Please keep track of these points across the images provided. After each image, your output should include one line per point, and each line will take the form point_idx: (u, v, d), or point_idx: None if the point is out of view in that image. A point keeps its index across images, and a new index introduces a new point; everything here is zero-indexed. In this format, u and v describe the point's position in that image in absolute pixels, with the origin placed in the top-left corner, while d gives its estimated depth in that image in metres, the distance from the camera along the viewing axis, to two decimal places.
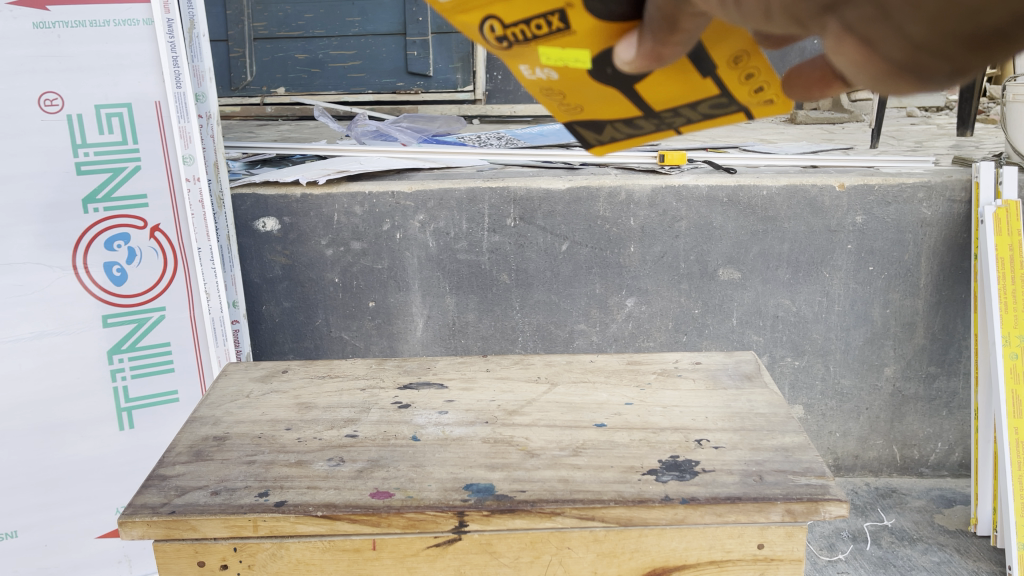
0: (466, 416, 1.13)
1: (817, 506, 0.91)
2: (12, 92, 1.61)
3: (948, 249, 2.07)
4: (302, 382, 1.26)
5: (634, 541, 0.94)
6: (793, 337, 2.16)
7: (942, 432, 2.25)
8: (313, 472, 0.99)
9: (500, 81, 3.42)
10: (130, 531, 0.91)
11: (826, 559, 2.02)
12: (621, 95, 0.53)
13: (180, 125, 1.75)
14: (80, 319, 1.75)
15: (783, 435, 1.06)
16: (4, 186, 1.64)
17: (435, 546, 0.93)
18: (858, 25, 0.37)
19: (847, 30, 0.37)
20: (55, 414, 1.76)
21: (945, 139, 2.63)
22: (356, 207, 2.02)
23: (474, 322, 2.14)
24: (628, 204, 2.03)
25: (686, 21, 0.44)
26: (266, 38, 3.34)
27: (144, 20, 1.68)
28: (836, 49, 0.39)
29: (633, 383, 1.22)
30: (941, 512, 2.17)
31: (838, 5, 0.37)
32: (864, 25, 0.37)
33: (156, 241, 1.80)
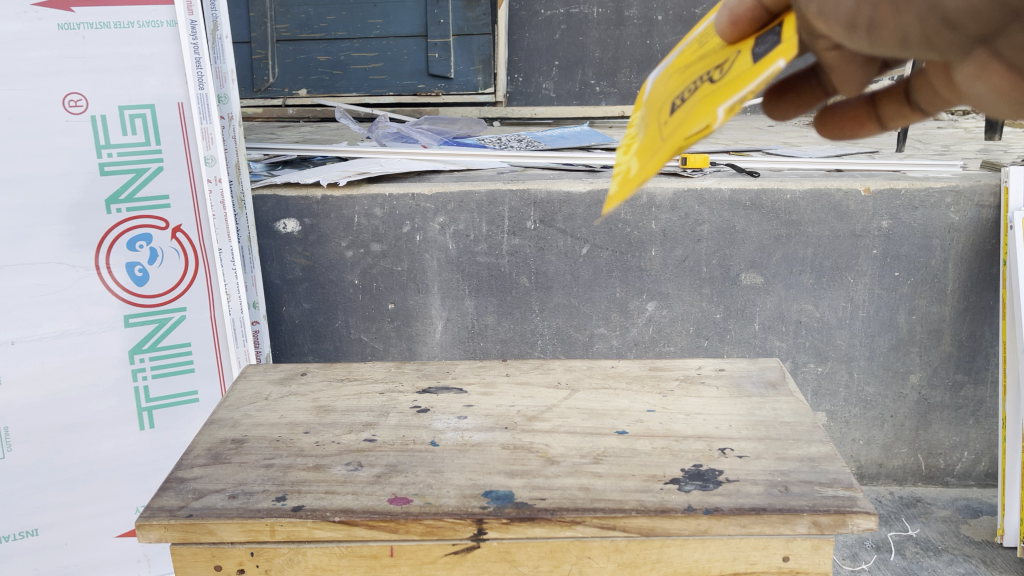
0: (485, 422, 1.11)
1: (845, 519, 0.89)
2: (38, 92, 1.62)
3: (976, 255, 2.03)
4: (321, 385, 1.26)
5: (656, 552, 0.92)
6: (815, 342, 2.13)
7: (968, 441, 2.21)
8: (331, 476, 0.98)
9: (522, 82, 3.47)
10: (147, 534, 0.90)
11: (849, 569, 1.98)
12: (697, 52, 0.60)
13: (203, 126, 1.76)
14: (103, 319, 1.76)
15: (809, 444, 1.04)
16: (29, 186, 1.65)
17: (453, 553, 0.92)
18: (1008, 51, 0.50)
19: (994, 57, 0.51)
20: (77, 413, 1.77)
21: (974, 143, 2.58)
22: (376, 209, 2.01)
23: (493, 325, 2.13)
24: (649, 207, 2.00)
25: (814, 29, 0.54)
26: (288, 40, 3.36)
27: (168, 21, 1.69)
28: (981, 73, 0.52)
29: (655, 390, 1.20)
30: (967, 523, 2.13)
31: (990, 38, 0.50)
32: (1013, 52, 0.50)
33: (178, 242, 1.80)
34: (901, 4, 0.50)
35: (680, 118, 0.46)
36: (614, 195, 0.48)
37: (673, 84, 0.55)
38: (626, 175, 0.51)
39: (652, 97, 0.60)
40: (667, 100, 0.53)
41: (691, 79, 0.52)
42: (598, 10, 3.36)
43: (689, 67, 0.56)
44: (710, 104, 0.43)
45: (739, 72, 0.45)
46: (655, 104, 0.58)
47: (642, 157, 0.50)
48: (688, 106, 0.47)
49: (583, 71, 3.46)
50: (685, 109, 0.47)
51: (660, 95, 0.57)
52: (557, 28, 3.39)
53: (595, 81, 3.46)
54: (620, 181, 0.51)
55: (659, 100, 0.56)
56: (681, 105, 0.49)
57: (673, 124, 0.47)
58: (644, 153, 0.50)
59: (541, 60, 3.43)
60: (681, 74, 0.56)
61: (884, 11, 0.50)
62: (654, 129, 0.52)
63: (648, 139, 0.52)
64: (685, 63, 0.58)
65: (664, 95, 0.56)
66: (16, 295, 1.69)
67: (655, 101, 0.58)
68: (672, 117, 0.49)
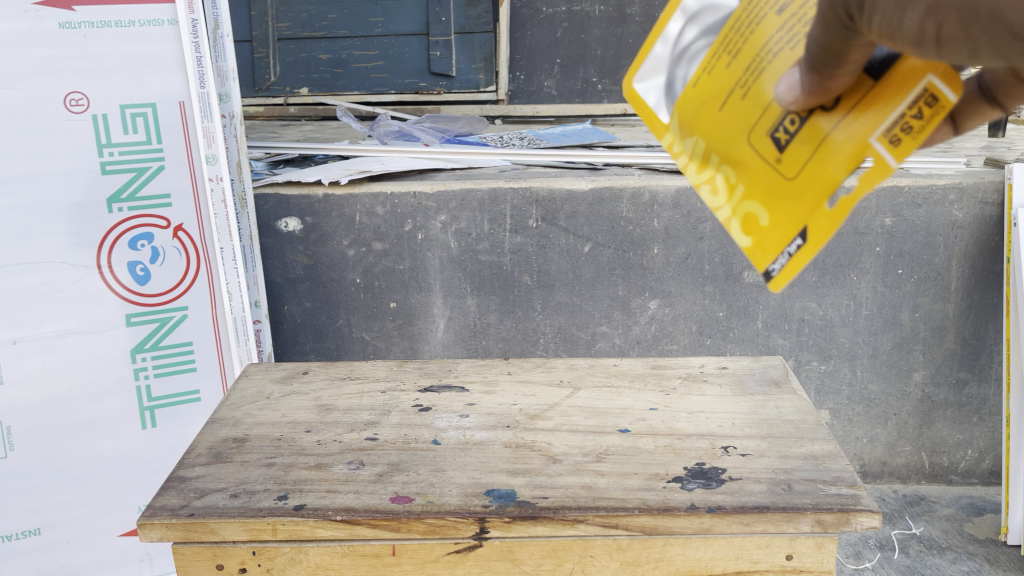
0: (487, 420, 1.11)
1: (848, 517, 0.89)
2: (38, 91, 1.62)
3: (979, 252, 2.02)
4: (323, 383, 1.25)
5: (659, 550, 0.92)
6: (819, 341, 2.12)
7: (972, 438, 2.20)
8: (332, 475, 0.98)
9: (523, 80, 3.45)
10: (149, 533, 0.90)
11: (852, 567, 1.98)
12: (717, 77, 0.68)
13: (204, 125, 1.76)
14: (104, 318, 1.76)
15: (812, 442, 1.03)
16: (29, 186, 1.65)
17: (455, 552, 0.92)
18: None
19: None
20: (79, 413, 1.76)
21: (977, 140, 2.58)
22: (378, 207, 2.01)
23: (495, 323, 2.12)
24: (651, 205, 2.00)
25: (852, 57, 0.57)
26: (290, 39, 3.35)
27: (168, 20, 1.68)
28: None
29: (658, 388, 1.20)
30: (971, 521, 2.12)
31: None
32: None
33: (180, 241, 1.80)
34: (962, 20, 0.52)
35: (821, 185, 0.60)
36: (776, 259, 0.64)
37: (738, 127, 0.66)
38: (761, 230, 0.65)
39: (699, 117, 0.70)
40: (757, 145, 0.65)
41: (777, 123, 0.63)
42: (601, 7, 3.34)
43: (742, 93, 0.66)
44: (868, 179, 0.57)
45: (844, 151, 0.59)
46: (719, 131, 0.68)
47: (775, 212, 0.64)
48: (814, 175, 0.61)
49: (586, 69, 3.44)
50: (814, 169, 0.61)
51: (722, 125, 0.68)
52: (560, 25, 3.37)
53: (597, 79, 3.45)
54: (754, 234, 0.66)
55: (728, 132, 0.67)
56: (796, 162, 0.62)
57: (810, 189, 0.61)
58: (775, 208, 0.64)
59: (543, 58, 3.42)
60: (738, 101, 0.66)
61: (947, 27, 0.52)
62: (762, 177, 0.65)
63: (761, 188, 0.65)
64: (724, 83, 0.67)
65: (738, 130, 0.66)
66: (18, 295, 1.68)
67: (714, 128, 0.68)
68: (797, 175, 0.62)
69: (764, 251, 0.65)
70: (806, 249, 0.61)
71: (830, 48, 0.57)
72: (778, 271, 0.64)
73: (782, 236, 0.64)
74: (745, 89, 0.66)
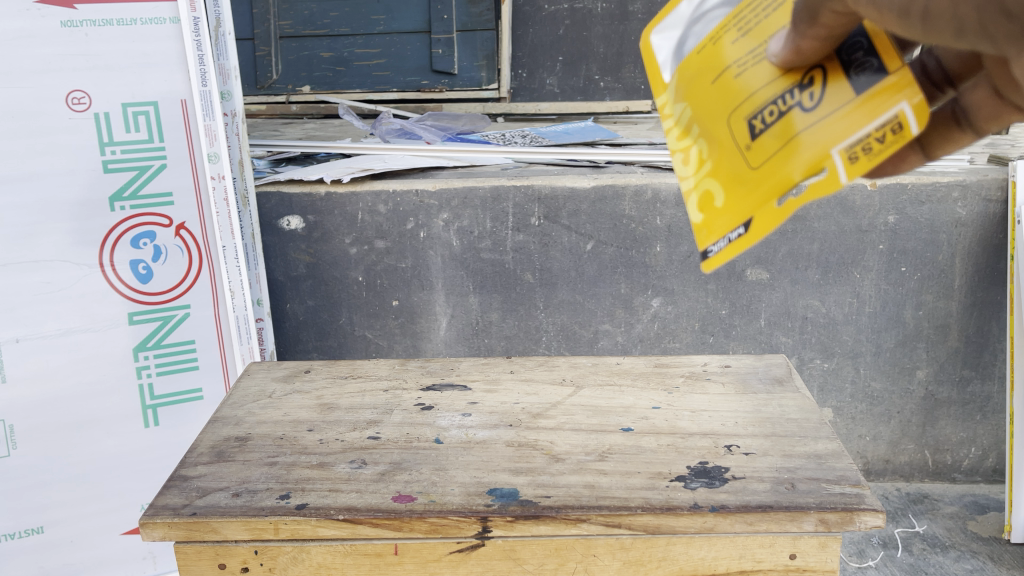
0: (489, 419, 1.11)
1: (852, 516, 0.88)
2: (40, 90, 1.62)
3: (983, 250, 2.01)
4: (325, 382, 1.25)
5: (662, 549, 0.91)
6: (822, 339, 2.12)
7: (976, 437, 2.20)
8: (335, 474, 0.98)
9: (526, 77, 3.44)
10: (151, 532, 0.90)
11: (855, 565, 1.97)
12: (719, 51, 0.67)
13: (206, 123, 1.75)
14: (107, 316, 1.76)
15: (815, 441, 1.03)
16: (31, 184, 1.65)
17: (458, 551, 0.92)
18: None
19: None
20: (81, 411, 1.76)
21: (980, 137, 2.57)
22: (380, 206, 2.01)
23: (498, 321, 2.12)
24: (654, 203, 2.00)
25: (822, 19, 0.57)
26: (291, 37, 3.35)
27: (170, 18, 1.68)
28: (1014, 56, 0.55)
29: (661, 387, 1.19)
30: (974, 519, 2.11)
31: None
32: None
33: (182, 239, 1.80)
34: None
35: (774, 182, 0.61)
36: (715, 242, 0.66)
37: (720, 107, 0.66)
38: (713, 207, 0.67)
39: (693, 85, 0.70)
40: (733, 127, 0.65)
41: (756, 111, 0.63)
42: (603, 4, 3.33)
43: (734, 72, 0.65)
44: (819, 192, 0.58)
45: (802, 152, 0.59)
46: (706, 104, 0.68)
47: (731, 197, 0.65)
48: (772, 170, 0.61)
49: (588, 66, 3.43)
50: (773, 167, 0.61)
51: (710, 99, 0.67)
52: (562, 22, 3.36)
53: (599, 76, 3.44)
54: (706, 211, 0.68)
55: (712, 108, 0.67)
56: (763, 153, 0.62)
57: (765, 180, 0.62)
58: (732, 189, 0.65)
59: (545, 56, 3.41)
60: (729, 79, 0.65)
61: (938, 2, 0.54)
62: (731, 159, 0.65)
63: (727, 171, 0.66)
64: (724, 60, 0.67)
65: (720, 109, 0.66)
66: (20, 294, 1.68)
67: (702, 101, 0.68)
68: (758, 165, 0.63)
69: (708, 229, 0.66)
70: (743, 237, 0.63)
71: (810, 6, 0.57)
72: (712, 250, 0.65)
73: (727, 219, 0.65)
74: (739, 70, 0.65)
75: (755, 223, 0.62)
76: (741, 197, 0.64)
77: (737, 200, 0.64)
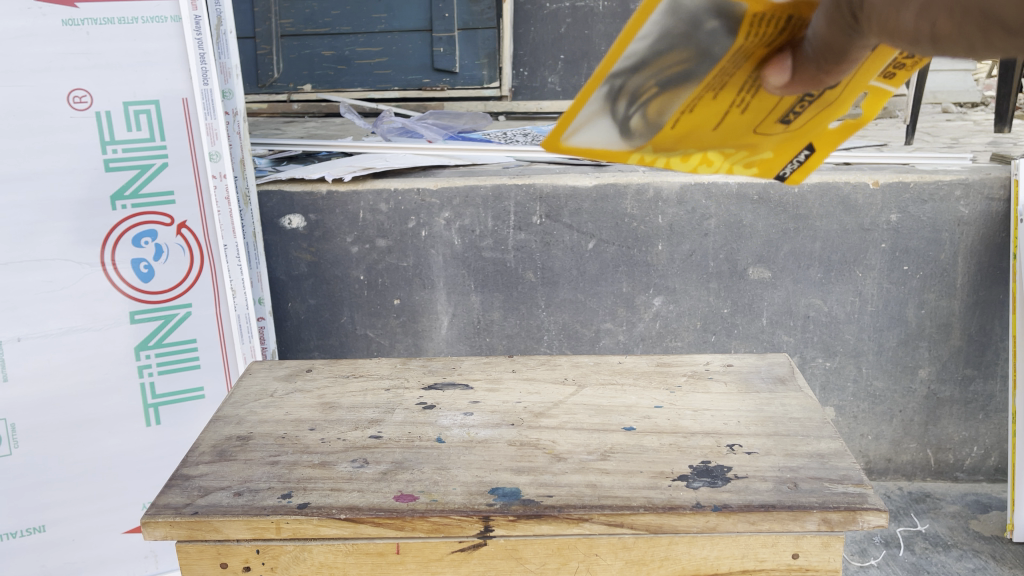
0: (491, 418, 1.11)
1: (855, 516, 0.88)
2: (41, 88, 1.62)
3: (985, 248, 2.01)
4: (327, 381, 1.25)
5: (664, 549, 0.91)
6: (824, 337, 2.12)
7: (978, 435, 2.20)
8: (336, 473, 0.97)
9: (527, 75, 3.44)
10: (153, 532, 0.90)
11: (857, 565, 1.97)
12: (702, 103, 0.65)
13: (207, 121, 1.75)
14: (108, 315, 1.76)
15: (818, 440, 1.03)
16: (33, 183, 1.65)
17: (460, 551, 0.92)
18: None
19: None
20: (83, 410, 1.76)
21: (983, 135, 2.56)
22: (381, 204, 2.01)
23: (499, 320, 2.12)
24: (656, 201, 1.99)
25: None
26: (293, 35, 3.35)
27: (172, 16, 1.68)
28: None
29: (663, 386, 1.19)
30: (977, 518, 2.11)
31: None
32: None
33: (183, 238, 1.80)
34: None
35: (828, 122, 0.68)
36: (785, 165, 0.73)
37: (736, 125, 0.68)
38: (763, 159, 0.73)
39: (684, 133, 0.68)
40: (762, 129, 0.68)
41: (783, 114, 0.66)
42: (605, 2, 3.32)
43: (738, 111, 0.66)
44: (868, 102, 0.67)
45: (846, 101, 0.66)
46: (716, 131, 0.68)
47: (775, 144, 0.71)
48: (821, 120, 0.68)
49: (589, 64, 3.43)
50: (824, 119, 0.68)
51: (717, 134, 0.68)
52: (564, 20, 3.36)
53: None
54: (755, 164, 0.73)
55: (728, 130, 0.68)
56: (807, 124, 0.68)
57: (814, 129, 0.69)
58: (777, 146, 0.71)
59: (547, 54, 3.41)
60: (735, 113, 0.66)
61: None
62: (766, 139, 0.70)
63: (763, 142, 0.71)
64: (714, 109, 0.65)
65: (741, 132, 0.69)
66: (22, 293, 1.69)
67: (706, 135, 0.68)
68: (800, 128, 0.68)
69: (769, 166, 0.73)
70: (815, 157, 0.71)
71: None
72: (788, 172, 0.73)
73: (784, 154, 0.72)
74: (743, 105, 0.65)
75: (820, 144, 0.70)
76: (796, 145, 0.71)
77: (790, 146, 0.71)
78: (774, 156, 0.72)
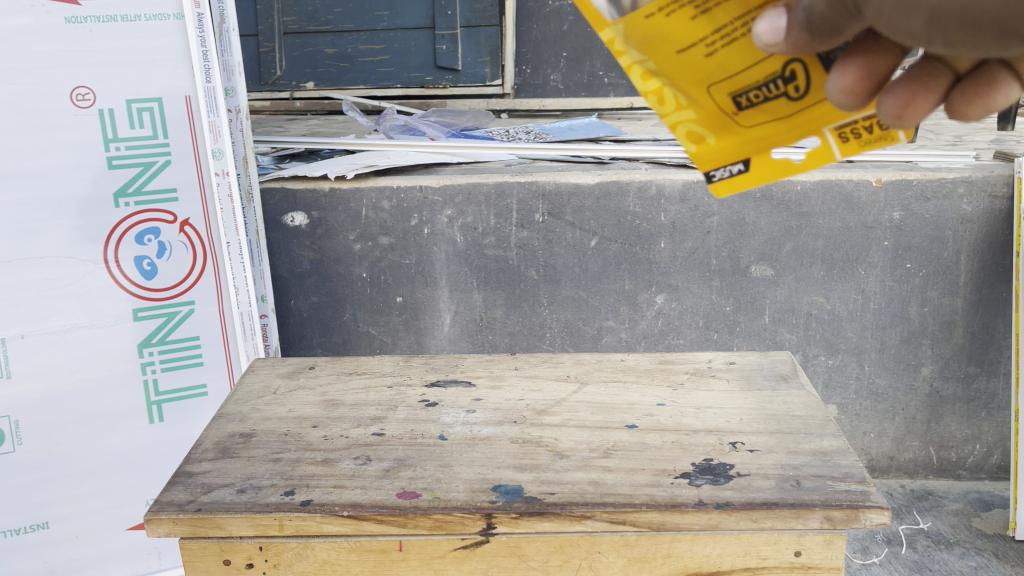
0: (494, 415, 1.11)
1: (857, 514, 0.88)
2: (44, 86, 1.62)
3: (988, 246, 2.01)
4: (329, 378, 1.25)
5: (667, 547, 0.91)
6: (827, 335, 2.12)
7: (981, 434, 2.19)
8: (339, 471, 0.97)
9: (530, 73, 3.44)
10: (156, 528, 0.90)
11: (859, 562, 1.97)
12: (682, 20, 0.60)
13: (210, 119, 1.75)
14: (111, 312, 1.76)
15: (821, 438, 1.03)
16: (36, 180, 1.65)
17: (462, 548, 0.92)
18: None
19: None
20: (86, 407, 1.77)
21: (987, 133, 2.55)
22: (384, 202, 2.01)
23: (502, 318, 2.12)
24: (658, 199, 1.99)
25: (843, 30, 0.58)
26: (295, 33, 3.35)
27: (174, 14, 1.68)
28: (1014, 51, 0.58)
29: (666, 384, 1.19)
30: (979, 516, 2.11)
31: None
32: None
33: (186, 236, 1.81)
34: (964, 27, 0.56)
35: (779, 139, 0.65)
36: (715, 170, 0.68)
37: (699, 74, 0.63)
38: (701, 146, 0.67)
39: (651, 43, 0.62)
40: (716, 97, 0.64)
41: (744, 88, 0.63)
42: None
43: (704, 51, 0.62)
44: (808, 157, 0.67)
45: (803, 125, 0.65)
46: (676, 70, 0.63)
47: (719, 139, 0.66)
48: (777, 130, 0.65)
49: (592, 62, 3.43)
50: (773, 132, 0.65)
51: (677, 68, 0.63)
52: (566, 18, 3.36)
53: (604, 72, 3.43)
54: (692, 147, 0.67)
55: (687, 74, 0.63)
56: (757, 120, 0.65)
57: (762, 141, 0.66)
58: (723, 136, 0.66)
59: (550, 52, 3.41)
60: (706, 54, 0.62)
61: (949, 33, 0.56)
62: (714, 120, 0.66)
63: (710, 124, 0.66)
64: (690, 30, 0.61)
65: (694, 78, 0.63)
66: (25, 290, 1.69)
67: (666, 62, 0.63)
68: (750, 128, 0.65)
69: (701, 160, 0.68)
70: (745, 176, 0.67)
71: (829, 22, 0.57)
72: (713, 178, 0.68)
73: (722, 154, 0.67)
74: (720, 48, 0.62)
75: (754, 165, 0.67)
76: (739, 149, 0.66)
77: (736, 148, 0.66)
78: (712, 147, 0.67)
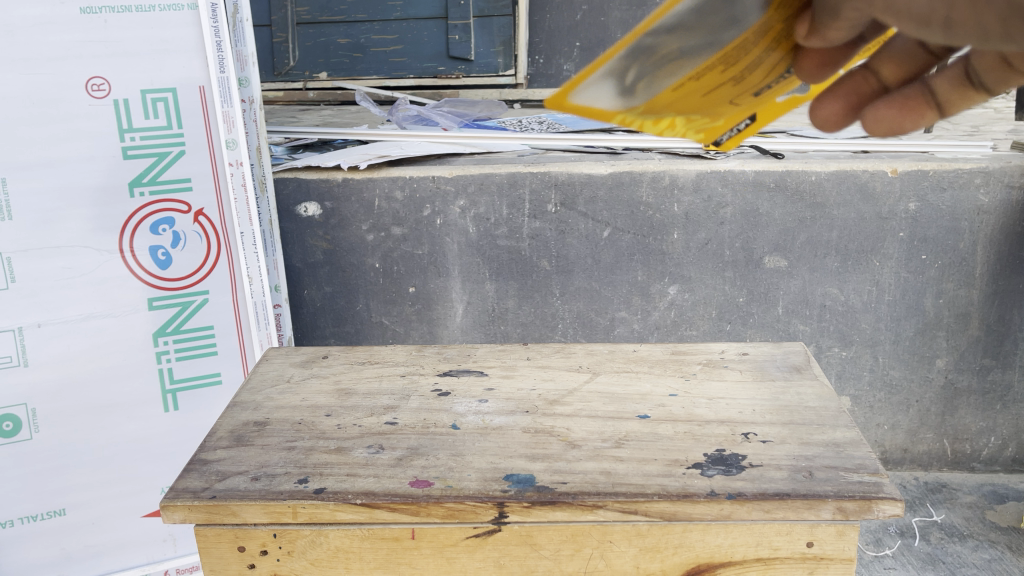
0: (506, 405, 1.11)
1: (870, 505, 0.88)
2: (60, 77, 1.63)
3: (1005, 238, 1.99)
4: (342, 367, 1.26)
5: (678, 536, 0.91)
6: (840, 327, 2.11)
7: (996, 426, 2.18)
8: (352, 459, 0.98)
9: (543, 63, 3.43)
10: (172, 515, 0.91)
11: (872, 554, 1.97)
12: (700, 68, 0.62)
13: (223, 109, 1.76)
14: (127, 301, 1.78)
15: (834, 429, 1.02)
16: (51, 170, 1.67)
17: (474, 536, 0.92)
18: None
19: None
20: (103, 395, 1.79)
21: (1004, 123, 2.53)
22: (396, 192, 2.01)
23: (514, 308, 2.12)
24: (672, 189, 1.99)
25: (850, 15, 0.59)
26: (308, 23, 3.36)
27: (188, 4, 1.68)
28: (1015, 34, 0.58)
29: (678, 374, 1.19)
30: (993, 508, 2.10)
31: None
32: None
33: (201, 225, 1.82)
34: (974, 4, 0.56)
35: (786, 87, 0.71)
36: (724, 132, 0.73)
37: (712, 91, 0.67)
38: (708, 127, 0.73)
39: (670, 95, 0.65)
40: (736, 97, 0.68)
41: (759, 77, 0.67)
42: None
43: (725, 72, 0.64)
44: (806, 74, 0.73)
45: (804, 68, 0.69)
46: (691, 96, 0.66)
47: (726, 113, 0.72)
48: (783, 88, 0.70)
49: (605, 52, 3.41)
50: (778, 90, 0.70)
51: (695, 96, 0.67)
52: (580, 8, 3.34)
53: None
54: (702, 128, 0.73)
55: (700, 95, 0.67)
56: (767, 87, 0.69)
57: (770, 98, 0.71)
58: (729, 113, 0.71)
59: (562, 42, 3.40)
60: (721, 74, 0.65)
61: (957, 12, 0.57)
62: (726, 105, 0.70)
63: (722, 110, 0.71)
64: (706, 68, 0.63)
65: (710, 94, 0.67)
66: (42, 279, 1.71)
67: (687, 94, 0.66)
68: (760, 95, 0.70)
69: (709, 132, 0.73)
70: (750, 128, 0.72)
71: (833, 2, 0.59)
72: (723, 138, 0.74)
73: (728, 120, 0.72)
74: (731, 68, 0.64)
75: (759, 115, 0.72)
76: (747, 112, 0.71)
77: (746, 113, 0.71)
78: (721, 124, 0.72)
